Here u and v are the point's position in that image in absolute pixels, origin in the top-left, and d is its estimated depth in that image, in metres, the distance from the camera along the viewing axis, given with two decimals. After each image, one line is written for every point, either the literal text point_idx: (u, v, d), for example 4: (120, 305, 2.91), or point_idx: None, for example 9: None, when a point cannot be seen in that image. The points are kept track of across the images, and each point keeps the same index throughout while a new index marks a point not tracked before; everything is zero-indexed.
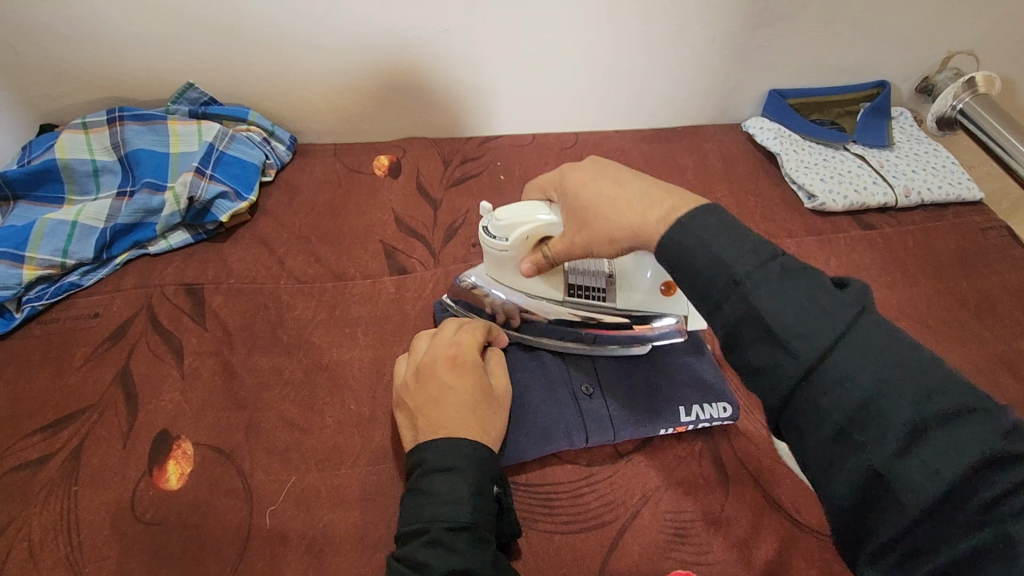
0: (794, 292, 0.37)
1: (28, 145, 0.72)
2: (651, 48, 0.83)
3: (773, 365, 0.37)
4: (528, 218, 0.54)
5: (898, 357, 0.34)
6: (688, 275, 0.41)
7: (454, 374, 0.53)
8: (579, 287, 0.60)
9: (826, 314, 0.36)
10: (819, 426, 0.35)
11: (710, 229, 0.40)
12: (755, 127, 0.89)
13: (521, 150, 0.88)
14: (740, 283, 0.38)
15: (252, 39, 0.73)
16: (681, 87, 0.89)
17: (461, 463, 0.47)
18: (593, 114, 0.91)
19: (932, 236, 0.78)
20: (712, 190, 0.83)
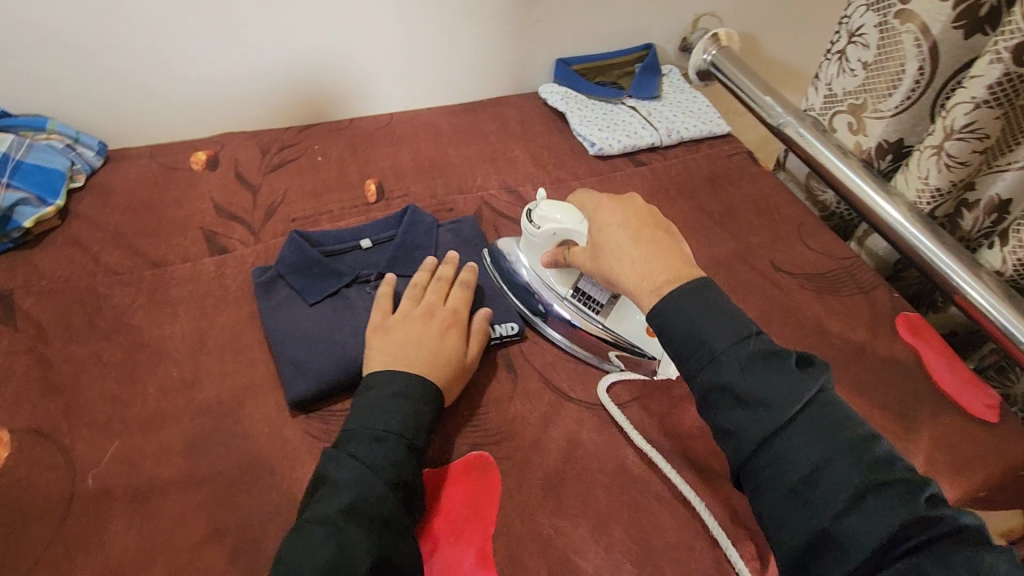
0: (767, 371, 0.47)
1: None
2: (442, 27, 0.93)
3: (748, 429, 0.46)
4: (561, 225, 0.65)
5: (838, 436, 0.44)
6: (673, 344, 0.50)
7: (443, 330, 0.62)
8: (584, 293, 0.68)
9: (789, 385, 0.46)
10: (772, 491, 0.44)
11: (700, 299, 0.50)
12: (546, 92, 1.01)
13: (339, 132, 0.95)
14: (716, 357, 0.48)
15: (39, 47, 0.75)
16: (478, 63, 1.00)
17: (420, 400, 0.56)
18: (405, 95, 0.99)
19: (689, 166, 0.94)
20: (513, 149, 0.94)
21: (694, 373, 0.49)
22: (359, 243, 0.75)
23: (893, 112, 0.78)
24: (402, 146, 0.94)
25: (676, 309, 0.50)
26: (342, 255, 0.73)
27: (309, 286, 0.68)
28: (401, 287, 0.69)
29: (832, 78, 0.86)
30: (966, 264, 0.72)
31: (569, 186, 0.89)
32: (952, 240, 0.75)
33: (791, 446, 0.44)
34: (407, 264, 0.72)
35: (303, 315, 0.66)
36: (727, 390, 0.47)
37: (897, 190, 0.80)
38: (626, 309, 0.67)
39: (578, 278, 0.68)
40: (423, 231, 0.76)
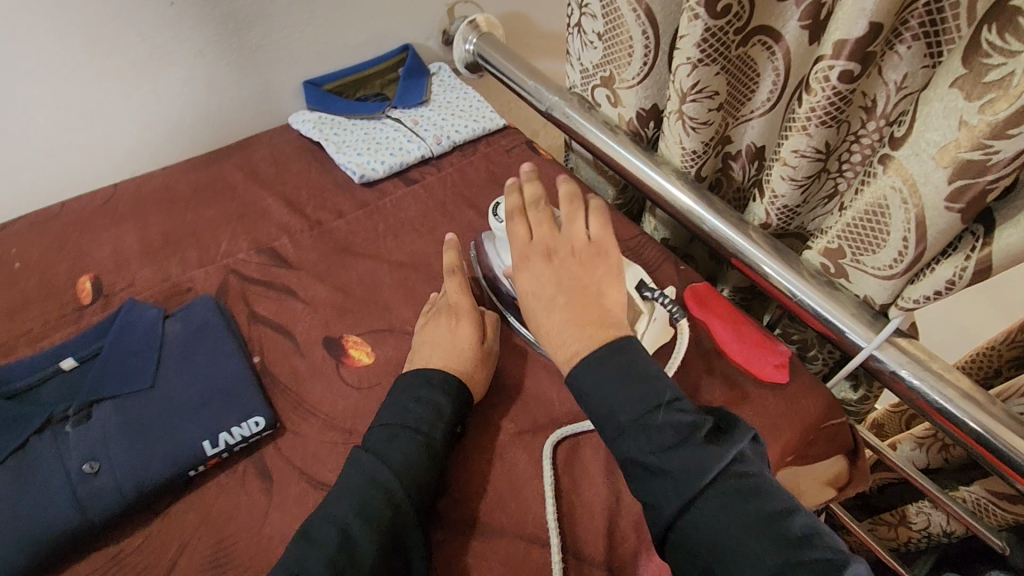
0: (676, 442, 0.46)
1: None
2: (133, 75, 0.79)
3: (661, 501, 0.45)
4: None
5: (750, 513, 0.42)
6: (592, 415, 0.50)
7: (443, 332, 0.62)
8: None
9: (701, 460, 0.44)
10: (687, 560, 0.43)
11: (610, 365, 0.50)
12: (298, 121, 0.90)
13: (43, 225, 0.78)
14: (624, 428, 0.48)
15: None
16: (204, 103, 0.86)
17: (437, 383, 0.57)
18: (122, 155, 0.85)
19: (466, 171, 0.86)
20: (263, 197, 0.82)
21: (609, 441, 0.49)
22: (59, 368, 0.61)
23: (637, 79, 0.74)
24: (126, 223, 0.78)
25: (586, 377, 0.50)
26: (37, 390, 0.59)
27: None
28: (108, 413, 0.56)
29: (579, 53, 0.81)
30: (734, 224, 0.70)
31: (331, 228, 0.78)
32: (720, 202, 0.73)
33: (702, 524, 0.43)
34: (117, 379, 0.59)
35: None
36: (638, 463, 0.47)
37: (662, 158, 0.77)
38: None
39: None
40: (142, 331, 0.63)
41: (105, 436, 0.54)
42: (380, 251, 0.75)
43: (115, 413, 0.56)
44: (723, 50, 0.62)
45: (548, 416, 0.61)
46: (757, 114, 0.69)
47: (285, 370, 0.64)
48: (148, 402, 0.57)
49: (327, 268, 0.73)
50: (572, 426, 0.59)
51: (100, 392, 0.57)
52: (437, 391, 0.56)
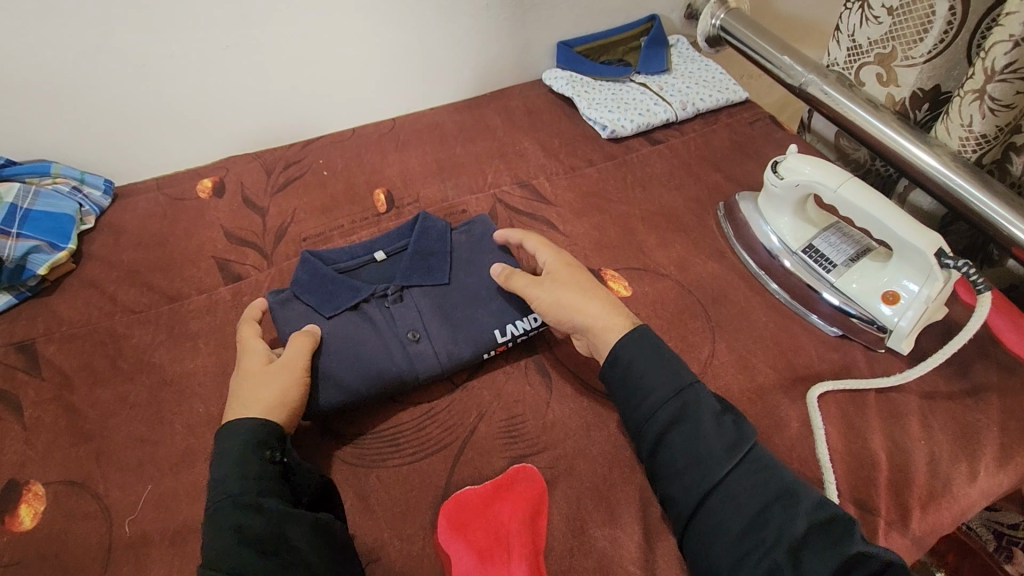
0: (713, 416, 0.53)
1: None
2: (432, 23, 0.89)
3: (700, 469, 0.50)
4: (810, 178, 0.63)
5: (767, 480, 0.49)
6: (634, 385, 0.55)
7: (256, 375, 0.56)
8: (818, 252, 0.66)
9: (738, 432, 0.52)
10: (724, 530, 0.48)
11: (650, 345, 0.57)
12: (550, 78, 0.98)
13: (342, 145, 0.92)
14: (680, 395, 0.53)
15: (43, 95, 0.75)
16: (476, 54, 0.96)
17: (230, 445, 0.51)
18: (403, 97, 0.97)
19: (710, 138, 0.89)
20: (520, 141, 0.90)
21: (653, 415, 0.53)
22: (373, 256, 0.72)
23: (926, 57, 0.73)
24: (407, 149, 0.90)
25: (632, 344, 0.56)
26: (356, 271, 0.71)
27: (323, 299, 0.65)
28: (419, 299, 0.66)
29: (854, 28, 0.80)
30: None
31: (584, 174, 0.85)
32: (1001, 187, 0.69)
33: (736, 491, 0.49)
34: (422, 273, 0.68)
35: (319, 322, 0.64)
36: (686, 429, 0.52)
37: (938, 140, 0.75)
38: (865, 272, 0.63)
39: (813, 238, 0.67)
40: (437, 237, 0.72)
41: (421, 315, 0.64)
42: (631, 199, 0.81)
43: (425, 298, 0.66)
44: None
45: (813, 369, 0.62)
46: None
47: None
48: (448, 296, 0.67)
49: (583, 208, 0.80)
50: (835, 381, 0.59)
51: (409, 281, 0.67)
52: (232, 447, 0.51)
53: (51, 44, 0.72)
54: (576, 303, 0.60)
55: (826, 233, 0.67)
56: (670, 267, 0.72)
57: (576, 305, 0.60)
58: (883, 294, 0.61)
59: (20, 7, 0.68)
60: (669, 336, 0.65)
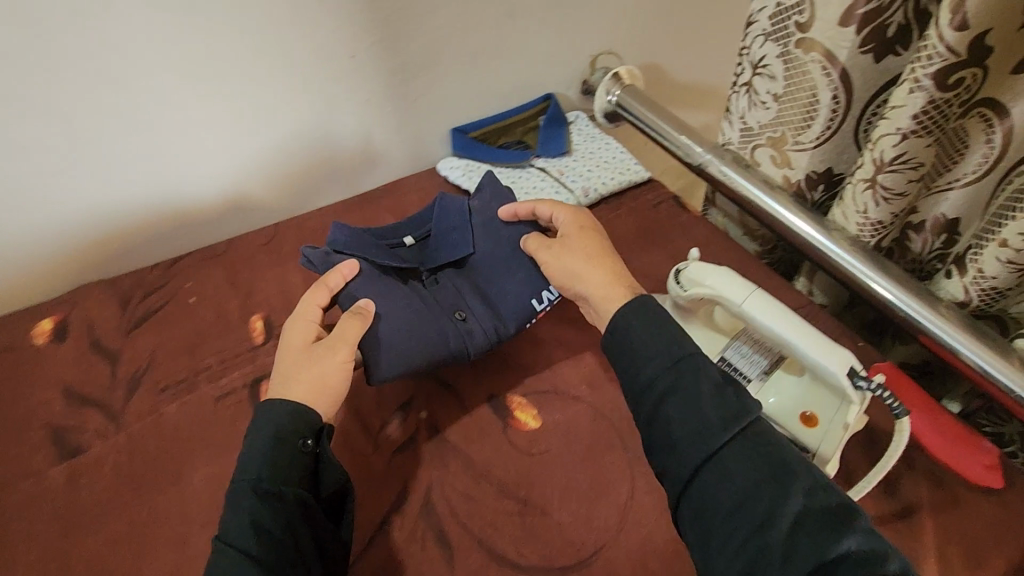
0: (710, 386, 0.50)
1: None
2: (308, 124, 0.82)
3: (694, 445, 0.48)
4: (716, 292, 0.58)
5: (765, 458, 0.47)
6: (636, 353, 0.53)
7: (304, 359, 0.57)
8: (731, 365, 0.61)
9: (738, 401, 0.49)
10: (715, 507, 0.46)
11: (648, 315, 0.54)
12: (446, 167, 0.93)
13: (215, 261, 0.81)
14: (680, 363, 0.51)
15: None
16: (364, 149, 0.89)
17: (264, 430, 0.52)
18: (286, 198, 0.88)
19: (615, 226, 0.85)
20: None
21: (654, 382, 0.51)
22: (402, 240, 0.71)
23: (815, 143, 0.71)
24: (288, 263, 0.81)
25: (629, 320, 0.54)
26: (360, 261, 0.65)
27: (370, 259, 0.65)
28: (455, 278, 0.69)
29: (744, 111, 0.79)
30: (923, 298, 0.66)
31: None
32: (897, 270, 0.69)
33: (731, 467, 0.47)
34: (448, 248, 0.69)
35: (393, 292, 0.64)
36: (683, 395, 0.50)
37: (837, 225, 0.73)
38: (782, 388, 0.58)
39: (725, 349, 0.62)
40: (457, 212, 0.70)
41: (461, 294, 0.68)
42: None
43: (461, 279, 0.69)
44: (940, 122, 0.56)
45: None
46: (961, 182, 0.63)
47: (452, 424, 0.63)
48: (479, 269, 0.69)
49: None
50: None
51: (440, 260, 0.69)
52: (273, 426, 0.52)
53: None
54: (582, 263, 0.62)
55: (737, 342, 0.62)
56: (581, 386, 0.66)
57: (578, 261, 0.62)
58: (803, 414, 0.57)
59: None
60: (582, 476, 0.59)
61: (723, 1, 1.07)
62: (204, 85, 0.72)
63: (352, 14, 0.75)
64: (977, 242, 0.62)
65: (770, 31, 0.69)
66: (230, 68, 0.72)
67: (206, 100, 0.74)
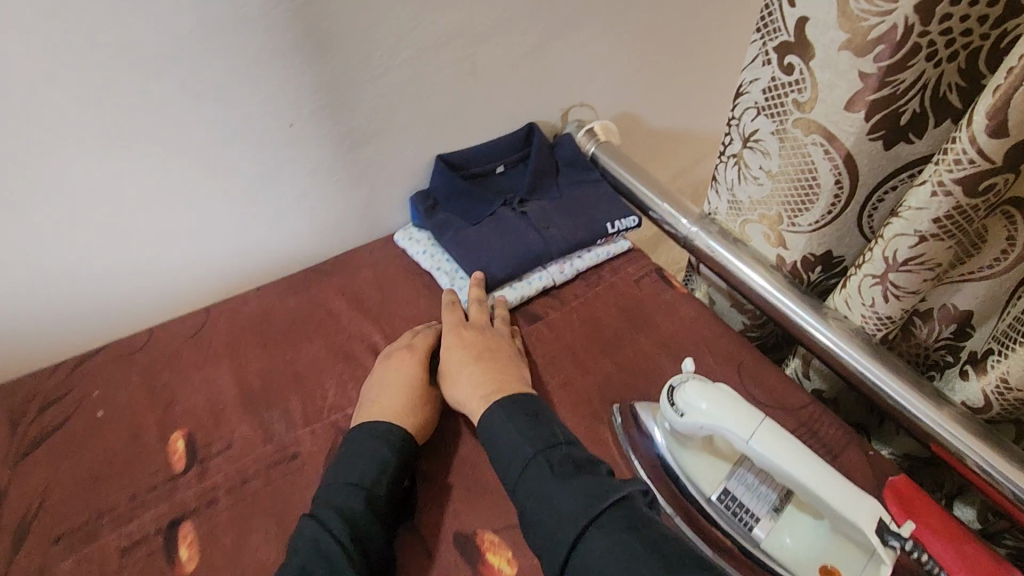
0: (567, 475, 0.52)
1: None
2: (236, 201, 0.70)
3: (557, 537, 0.49)
4: (710, 420, 0.50)
5: (623, 549, 0.46)
6: (498, 458, 0.57)
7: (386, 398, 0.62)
8: (735, 498, 0.54)
9: (598, 485, 0.51)
10: None
11: (513, 408, 0.58)
12: (406, 239, 0.83)
13: (129, 363, 0.69)
14: (535, 456, 0.54)
15: None
16: (307, 222, 0.77)
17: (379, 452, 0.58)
18: (215, 284, 0.75)
19: (593, 307, 0.76)
20: (366, 334, 0.73)
21: (516, 484, 0.54)
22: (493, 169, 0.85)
23: (814, 226, 0.64)
24: (219, 364, 0.69)
25: (496, 419, 0.58)
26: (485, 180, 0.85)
27: (464, 201, 0.82)
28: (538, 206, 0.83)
29: (733, 183, 0.71)
30: (928, 394, 0.61)
31: None
32: (898, 360, 0.63)
33: (592, 554, 0.47)
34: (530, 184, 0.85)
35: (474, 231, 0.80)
36: (540, 493, 0.52)
37: (835, 311, 0.66)
38: (796, 529, 0.51)
39: (727, 479, 0.54)
40: (540, 149, 0.86)
41: (546, 215, 0.81)
42: None
43: (544, 206, 0.83)
44: (962, 225, 0.50)
45: None
46: (983, 271, 0.56)
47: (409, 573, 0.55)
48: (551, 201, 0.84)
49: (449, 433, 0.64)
50: None
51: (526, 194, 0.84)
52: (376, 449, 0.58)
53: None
54: (469, 391, 0.62)
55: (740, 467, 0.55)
56: None
57: (468, 396, 0.62)
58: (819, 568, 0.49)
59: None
60: None
61: (703, 43, 0.98)
62: (106, 167, 0.60)
63: (284, 75, 0.64)
64: (998, 344, 0.57)
65: (763, 105, 0.61)
66: (138, 145, 0.60)
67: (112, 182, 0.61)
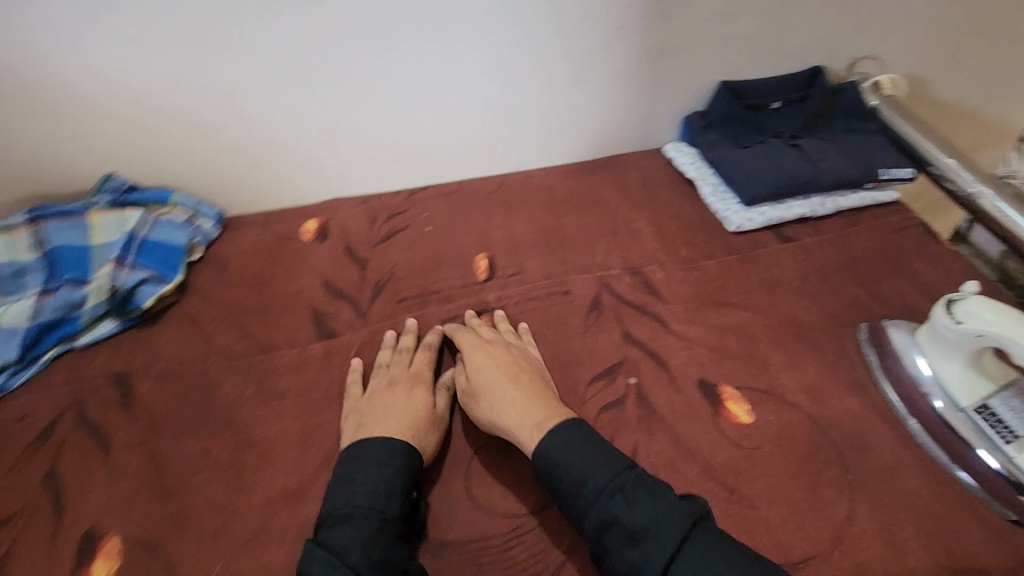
0: (645, 499, 0.49)
1: (49, 244, 0.72)
2: (556, 87, 0.85)
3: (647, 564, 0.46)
4: (993, 331, 0.54)
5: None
6: (557, 481, 0.53)
7: (386, 405, 0.60)
8: (994, 416, 0.57)
9: (666, 508, 0.48)
10: None
11: (578, 432, 0.54)
12: (675, 151, 0.92)
13: (448, 200, 0.88)
14: (620, 487, 0.50)
15: (166, 123, 0.77)
16: (599, 120, 0.91)
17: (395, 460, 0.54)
18: (515, 156, 0.92)
19: (850, 242, 0.79)
20: (633, 220, 0.84)
21: (585, 511, 0.50)
22: (771, 103, 0.90)
23: None
24: (513, 215, 0.85)
25: (559, 443, 0.53)
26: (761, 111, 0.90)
27: (734, 130, 0.90)
28: (810, 145, 0.86)
29: None
30: None
31: (703, 268, 0.77)
32: None
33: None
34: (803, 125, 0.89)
35: (742, 153, 0.86)
36: (616, 525, 0.48)
37: None
38: None
39: (988, 398, 0.58)
40: (820, 93, 0.89)
41: (818, 151, 0.85)
42: (756, 305, 0.72)
43: (816, 145, 0.87)
44: None
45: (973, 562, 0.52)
46: None
47: (657, 396, 0.64)
48: (823, 142, 0.87)
49: (700, 307, 0.73)
50: None
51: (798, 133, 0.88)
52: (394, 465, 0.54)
53: (174, 80, 0.74)
54: (523, 418, 0.57)
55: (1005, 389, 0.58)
56: (801, 396, 0.63)
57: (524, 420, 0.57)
58: None
59: (147, 39, 0.70)
60: (796, 486, 0.57)
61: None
62: (487, 38, 0.78)
63: None
64: None
65: None
66: (513, 23, 0.78)
67: (486, 51, 0.79)
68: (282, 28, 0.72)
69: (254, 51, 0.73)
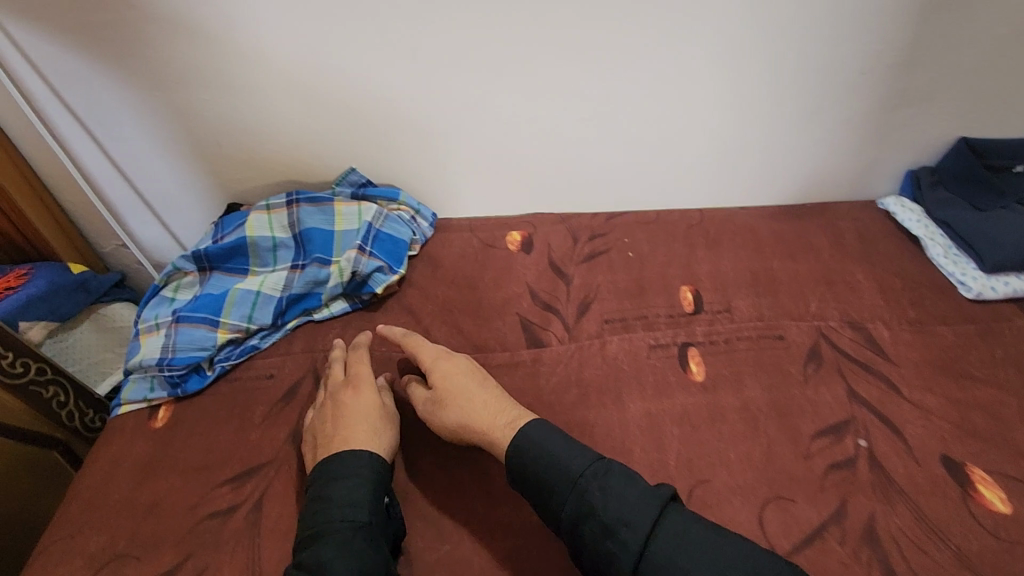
0: (615, 488, 0.51)
1: (302, 225, 0.80)
2: (777, 129, 0.85)
3: (645, 543, 0.48)
4: None
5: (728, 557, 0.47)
6: (534, 469, 0.55)
7: (358, 411, 0.61)
8: None
9: (641, 500, 0.50)
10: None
11: (542, 428, 0.57)
12: (896, 205, 0.88)
13: (647, 227, 0.89)
14: (581, 480, 0.53)
15: (407, 127, 0.82)
16: (814, 165, 0.89)
17: (358, 471, 0.56)
18: (717, 192, 0.92)
19: None
20: (851, 271, 0.80)
21: (551, 493, 0.53)
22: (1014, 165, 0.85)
23: None
24: (718, 251, 0.84)
25: (527, 434, 0.57)
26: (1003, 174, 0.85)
27: (973, 190, 0.84)
28: None
29: None
30: None
31: (933, 334, 0.72)
32: None
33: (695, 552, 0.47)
34: None
35: (982, 216, 0.82)
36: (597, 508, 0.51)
37: None
38: None
39: None
40: None
41: None
42: (998, 383, 0.67)
43: None
44: None
45: None
46: None
47: (893, 464, 0.60)
48: None
49: (935, 375, 0.68)
50: None
51: None
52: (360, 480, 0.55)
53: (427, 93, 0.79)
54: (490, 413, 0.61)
55: None
56: None
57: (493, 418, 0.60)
58: None
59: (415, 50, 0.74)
60: None
61: None
62: (726, 72, 0.79)
63: (889, 35, 0.76)
64: None
65: None
66: (754, 60, 0.78)
67: (721, 85, 0.80)
68: (533, 52, 0.75)
69: (504, 68, 0.77)
